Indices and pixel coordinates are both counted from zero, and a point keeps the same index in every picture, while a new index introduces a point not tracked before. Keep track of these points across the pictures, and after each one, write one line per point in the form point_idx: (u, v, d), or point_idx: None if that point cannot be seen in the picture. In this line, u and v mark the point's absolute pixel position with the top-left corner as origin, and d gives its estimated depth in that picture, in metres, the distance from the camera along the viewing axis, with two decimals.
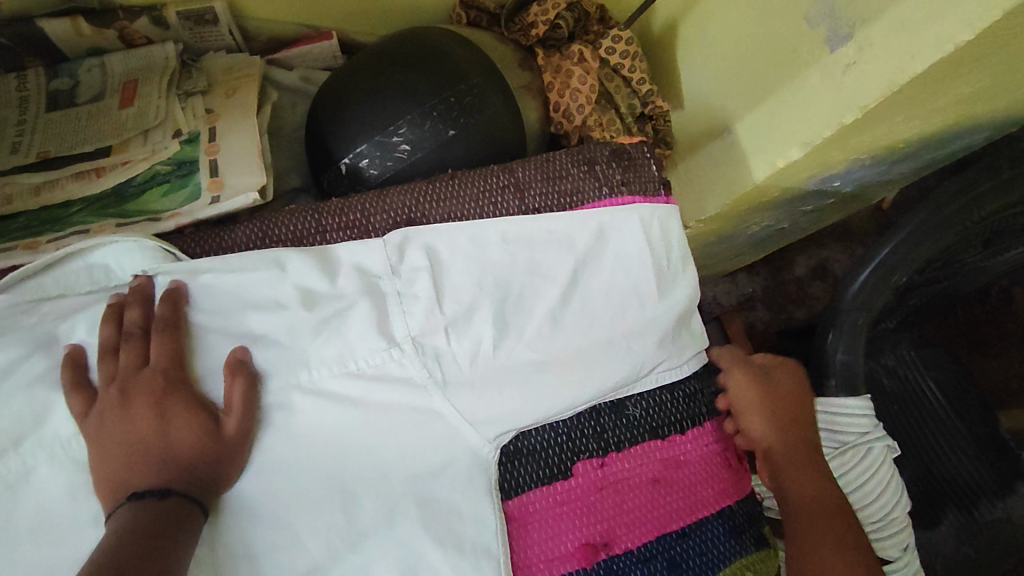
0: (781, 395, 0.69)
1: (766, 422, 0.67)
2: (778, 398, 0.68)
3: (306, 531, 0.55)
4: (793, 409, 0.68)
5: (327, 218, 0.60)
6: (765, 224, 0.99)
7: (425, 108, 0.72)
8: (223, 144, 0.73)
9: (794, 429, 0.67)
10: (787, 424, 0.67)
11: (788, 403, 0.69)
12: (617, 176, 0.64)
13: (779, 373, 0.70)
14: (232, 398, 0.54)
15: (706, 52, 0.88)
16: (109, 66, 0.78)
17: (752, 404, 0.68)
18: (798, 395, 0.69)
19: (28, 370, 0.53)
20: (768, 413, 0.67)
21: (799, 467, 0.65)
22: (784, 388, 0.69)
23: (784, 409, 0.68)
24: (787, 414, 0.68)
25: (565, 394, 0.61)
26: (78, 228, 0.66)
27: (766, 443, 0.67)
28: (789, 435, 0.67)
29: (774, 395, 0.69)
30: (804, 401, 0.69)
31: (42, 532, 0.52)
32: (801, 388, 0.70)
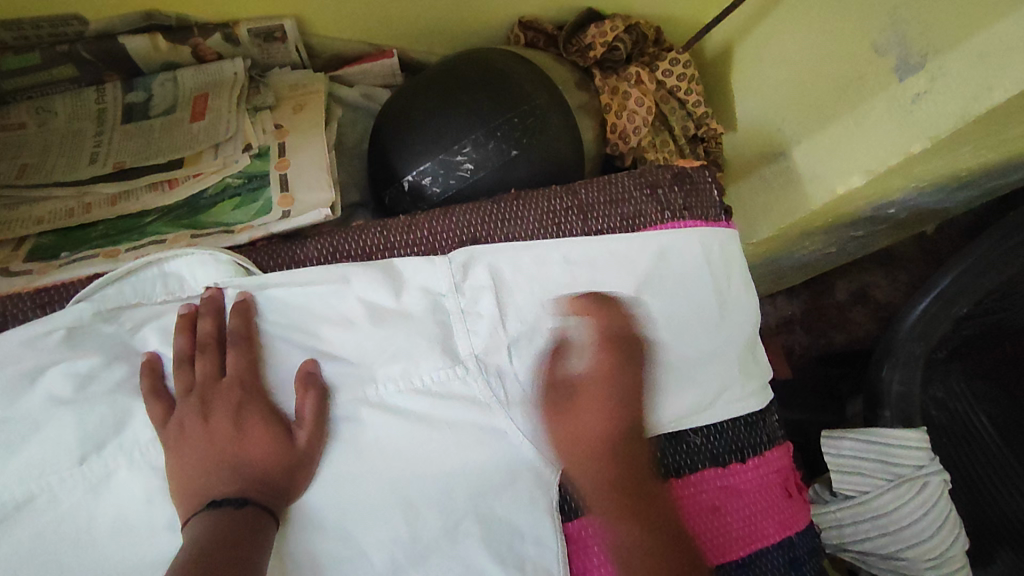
0: (606, 408, 0.56)
1: (596, 449, 0.56)
2: (581, 427, 0.57)
3: (370, 545, 0.56)
4: (631, 422, 0.58)
5: (395, 235, 0.62)
6: (814, 248, 0.98)
7: (489, 128, 0.74)
8: (292, 159, 0.75)
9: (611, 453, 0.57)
10: (607, 448, 0.56)
11: (630, 409, 0.58)
12: (680, 200, 0.65)
13: (626, 379, 0.59)
14: (306, 411, 0.55)
15: (763, 76, 0.87)
16: (180, 81, 0.82)
17: (574, 427, 0.57)
18: (635, 394, 0.58)
19: (108, 377, 0.54)
20: (584, 437, 0.57)
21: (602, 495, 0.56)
22: (623, 395, 0.58)
23: (595, 436, 0.56)
24: (620, 429, 0.57)
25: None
26: (154, 237, 0.68)
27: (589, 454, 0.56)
28: (593, 463, 0.56)
29: (616, 428, 0.57)
30: (653, 400, 0.59)
31: (120, 535, 0.54)
32: (608, 387, 0.57)
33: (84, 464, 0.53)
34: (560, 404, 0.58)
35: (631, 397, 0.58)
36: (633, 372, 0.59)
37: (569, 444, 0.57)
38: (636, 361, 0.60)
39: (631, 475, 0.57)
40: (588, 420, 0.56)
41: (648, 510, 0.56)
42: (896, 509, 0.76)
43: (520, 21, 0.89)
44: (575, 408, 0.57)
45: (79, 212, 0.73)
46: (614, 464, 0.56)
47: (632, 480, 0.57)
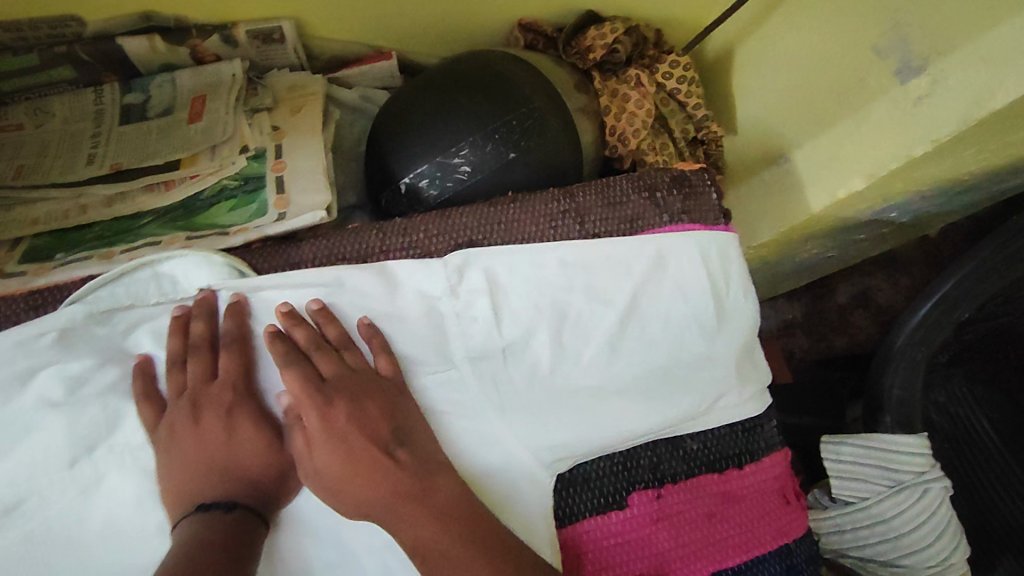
0: (344, 458, 0.52)
1: (358, 492, 0.51)
2: (354, 461, 0.52)
3: (361, 549, 0.56)
4: (367, 458, 0.52)
5: (390, 237, 0.61)
6: (815, 251, 0.97)
7: (487, 131, 0.73)
8: (289, 161, 0.75)
9: (395, 491, 0.51)
10: (357, 487, 0.51)
11: (383, 432, 0.53)
12: (678, 204, 0.65)
13: (317, 417, 0.52)
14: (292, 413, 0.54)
15: (763, 77, 0.87)
16: (178, 82, 0.82)
17: (338, 469, 0.52)
18: (357, 428, 0.52)
19: (99, 380, 0.54)
20: (345, 478, 0.51)
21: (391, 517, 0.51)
22: (333, 429, 0.52)
23: (368, 483, 0.51)
24: (383, 473, 0.52)
25: (621, 424, 0.62)
26: (149, 239, 0.68)
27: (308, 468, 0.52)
28: (382, 501, 0.51)
29: (325, 466, 0.51)
30: (381, 427, 0.53)
31: (111, 538, 0.53)
32: (348, 428, 0.52)
33: (75, 467, 0.53)
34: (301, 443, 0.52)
35: (333, 435, 0.52)
36: (374, 405, 0.54)
37: (332, 495, 0.52)
38: (357, 388, 0.54)
39: (454, 511, 0.52)
40: (326, 458, 0.52)
41: (516, 557, 0.51)
42: (897, 515, 0.75)
43: (519, 22, 0.89)
44: (314, 449, 0.52)
45: (75, 213, 0.72)
46: (381, 502, 0.51)
47: (459, 515, 0.52)
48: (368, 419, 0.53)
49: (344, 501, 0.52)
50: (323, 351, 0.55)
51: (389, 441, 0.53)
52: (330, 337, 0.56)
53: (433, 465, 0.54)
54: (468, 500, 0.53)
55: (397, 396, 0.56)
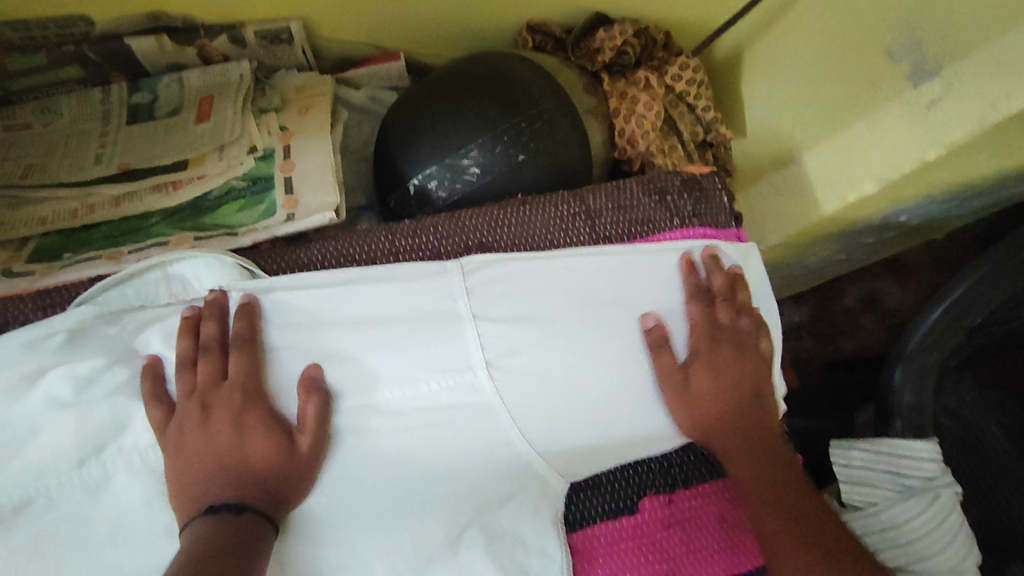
0: (717, 392, 0.60)
1: (704, 420, 0.60)
2: (702, 402, 0.60)
3: (371, 555, 0.55)
4: (738, 397, 0.61)
5: (401, 240, 0.61)
6: (823, 255, 0.96)
7: (496, 133, 0.73)
8: (298, 162, 0.75)
9: (742, 427, 0.60)
10: (729, 427, 0.60)
11: (737, 382, 0.60)
12: (688, 207, 0.65)
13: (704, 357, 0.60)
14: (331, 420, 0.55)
15: (774, 80, 0.86)
16: (186, 82, 0.81)
17: (707, 403, 0.60)
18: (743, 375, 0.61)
19: (109, 380, 0.53)
20: (702, 411, 0.60)
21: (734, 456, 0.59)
22: (719, 375, 0.60)
23: (716, 413, 0.60)
24: (746, 415, 0.60)
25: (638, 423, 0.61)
26: (157, 239, 0.68)
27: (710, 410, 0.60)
28: (719, 431, 0.60)
29: (697, 398, 0.60)
30: (756, 380, 0.61)
31: (118, 540, 0.53)
32: (739, 377, 0.61)
33: (83, 467, 0.52)
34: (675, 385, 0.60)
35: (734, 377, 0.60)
36: (735, 363, 0.61)
37: (685, 422, 0.60)
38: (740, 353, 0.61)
39: (779, 472, 0.59)
40: (706, 386, 0.60)
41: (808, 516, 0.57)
42: (908, 522, 0.73)
43: (529, 24, 0.89)
44: (693, 379, 0.60)
45: (83, 213, 0.72)
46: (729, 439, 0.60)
47: (776, 476, 0.58)
48: (752, 369, 0.61)
49: (694, 422, 0.60)
50: (723, 305, 0.62)
51: (751, 393, 0.61)
52: (717, 286, 0.63)
53: (766, 429, 0.61)
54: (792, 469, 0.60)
55: (746, 349, 0.62)
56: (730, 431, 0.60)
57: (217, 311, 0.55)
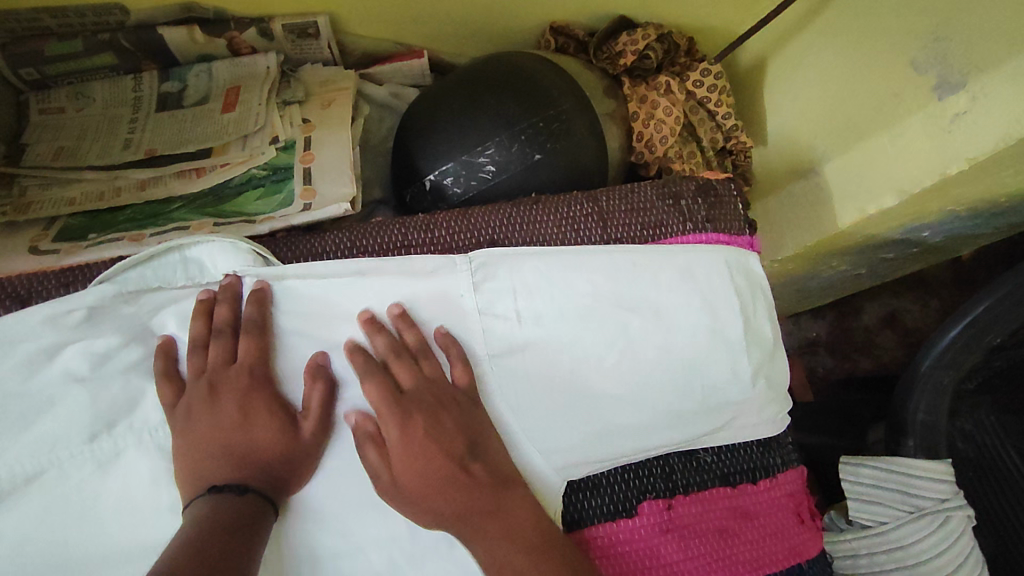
0: (412, 450, 0.54)
1: (444, 496, 0.53)
2: (426, 447, 0.54)
3: (367, 542, 0.56)
4: (434, 457, 0.54)
5: (413, 233, 0.62)
6: (841, 268, 0.95)
7: (514, 131, 0.73)
8: (317, 153, 0.76)
9: (477, 493, 0.54)
10: (433, 488, 0.53)
11: (438, 440, 0.54)
12: (702, 213, 0.65)
13: (391, 442, 0.54)
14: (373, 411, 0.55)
15: (797, 90, 0.86)
16: (215, 72, 0.84)
17: (401, 466, 0.54)
18: (431, 429, 0.54)
19: (124, 358, 0.55)
20: (434, 490, 0.53)
21: (459, 519, 0.53)
22: (416, 444, 0.54)
23: (435, 485, 0.54)
24: (441, 481, 0.54)
25: (550, 435, 0.60)
26: (179, 224, 0.69)
27: (391, 467, 0.54)
28: (439, 498, 0.53)
29: (416, 494, 0.54)
30: (458, 439, 0.55)
31: (125, 515, 0.54)
32: (417, 429, 0.54)
33: (94, 441, 0.54)
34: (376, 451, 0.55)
35: (435, 456, 0.54)
36: (448, 417, 0.55)
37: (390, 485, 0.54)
38: (410, 404, 0.55)
39: (528, 531, 0.54)
40: (412, 471, 0.54)
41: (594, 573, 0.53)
42: (917, 543, 0.73)
43: (552, 26, 0.89)
44: (382, 430, 0.55)
45: (109, 195, 0.74)
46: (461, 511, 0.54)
47: (486, 525, 0.54)
48: (450, 417, 0.55)
49: (394, 485, 0.54)
50: (400, 359, 0.56)
51: (467, 451, 0.55)
52: (410, 342, 0.58)
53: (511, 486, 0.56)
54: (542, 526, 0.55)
55: (439, 398, 0.56)
56: (441, 483, 0.54)
57: (231, 297, 0.56)
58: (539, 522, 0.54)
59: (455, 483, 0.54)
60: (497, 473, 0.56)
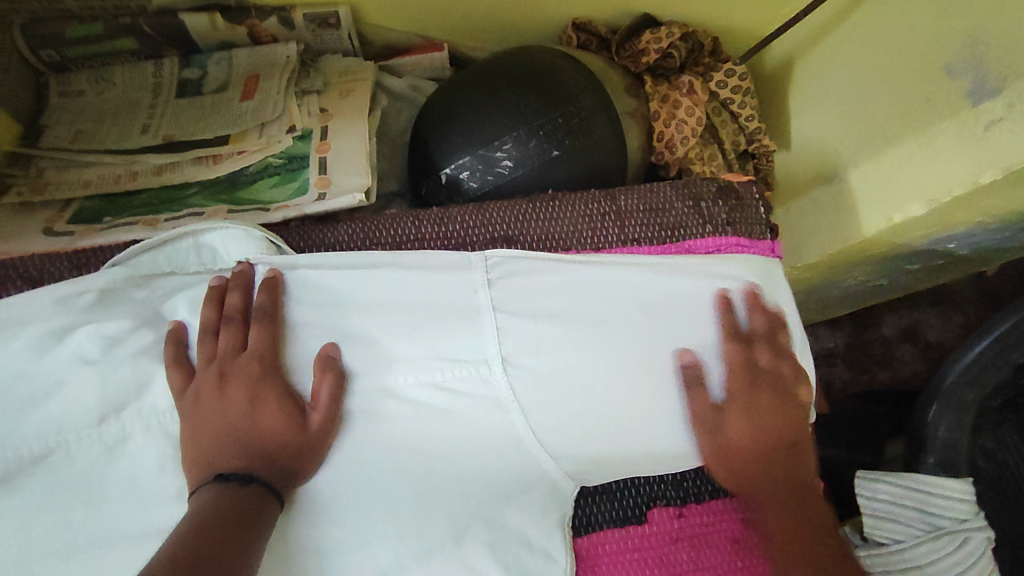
0: (743, 417, 0.58)
1: (757, 466, 0.58)
2: (769, 413, 0.58)
3: (374, 537, 0.55)
4: (774, 420, 0.58)
5: (426, 226, 0.61)
6: (863, 277, 0.92)
7: (532, 126, 0.72)
8: (333, 143, 0.75)
9: (786, 459, 0.58)
10: (759, 450, 0.58)
11: (778, 410, 0.59)
12: (723, 215, 0.63)
13: (737, 408, 0.58)
14: (733, 385, 0.59)
15: (824, 93, 0.84)
16: (235, 60, 0.84)
17: (734, 428, 0.58)
18: (777, 402, 0.59)
19: (133, 342, 0.55)
20: (729, 448, 0.58)
21: (776, 482, 0.58)
22: (785, 411, 0.59)
23: (749, 444, 0.58)
24: (777, 451, 0.58)
25: (604, 437, 0.59)
26: (194, 210, 0.69)
27: (722, 438, 0.59)
28: (759, 462, 0.58)
29: (738, 454, 0.59)
30: (786, 413, 0.59)
31: (131, 500, 0.54)
32: (763, 395, 0.59)
33: (102, 425, 0.54)
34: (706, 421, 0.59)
35: (777, 429, 0.58)
36: (764, 393, 0.59)
37: (726, 449, 0.59)
38: (762, 381, 0.59)
39: (781, 488, 0.58)
40: (740, 432, 0.58)
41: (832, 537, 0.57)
42: (932, 562, 0.70)
43: (574, 22, 0.88)
44: (727, 412, 0.59)
45: (125, 179, 0.74)
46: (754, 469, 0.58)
47: (783, 488, 0.58)
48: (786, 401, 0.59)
49: (733, 442, 0.59)
50: (754, 345, 0.60)
51: (793, 441, 0.59)
52: (756, 324, 0.61)
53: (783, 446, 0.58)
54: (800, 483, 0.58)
55: (784, 369, 0.60)
56: (779, 453, 0.58)
57: (246, 287, 0.56)
58: (801, 482, 0.58)
59: (785, 447, 0.58)
60: (797, 444, 0.59)
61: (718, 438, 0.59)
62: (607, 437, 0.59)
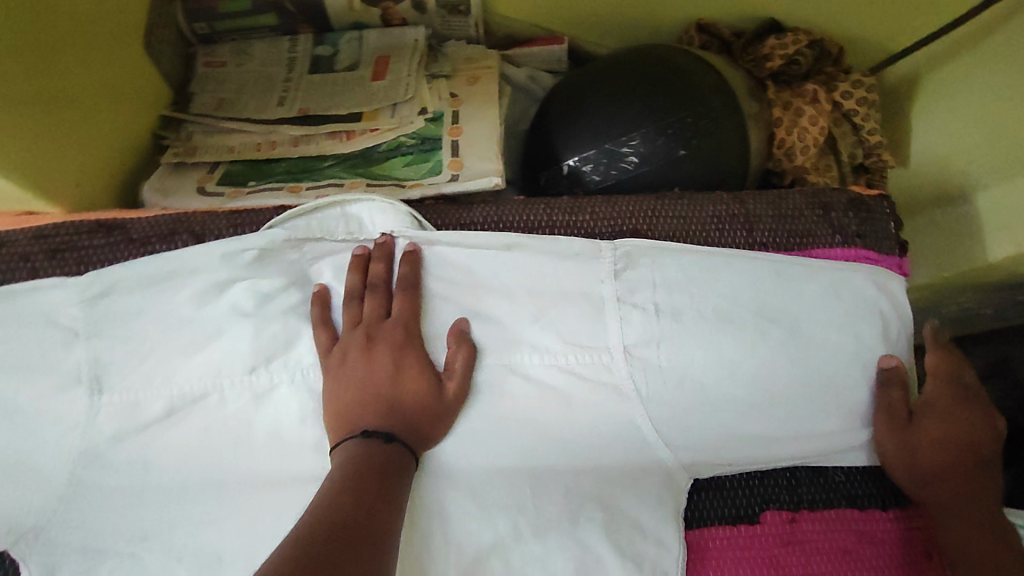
0: (940, 414, 0.60)
1: (944, 459, 0.59)
2: (959, 415, 0.60)
3: (494, 506, 0.58)
4: (965, 424, 0.60)
5: (557, 214, 0.62)
6: (966, 305, 0.89)
7: (661, 124, 0.73)
8: (465, 128, 0.79)
9: (974, 462, 0.59)
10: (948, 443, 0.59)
11: (969, 417, 0.60)
12: (853, 227, 0.62)
13: (941, 402, 0.61)
14: (935, 389, 0.61)
15: (953, 108, 0.80)
16: (365, 40, 0.87)
17: (923, 416, 0.60)
18: (972, 413, 0.61)
19: (284, 300, 0.58)
20: (917, 434, 0.60)
21: (957, 477, 0.59)
22: (977, 419, 0.60)
23: (941, 436, 0.60)
24: (964, 463, 0.59)
25: (724, 435, 0.60)
26: (334, 181, 0.75)
27: (916, 420, 0.60)
28: (948, 455, 0.59)
29: (931, 442, 0.59)
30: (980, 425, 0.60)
31: (274, 445, 0.58)
32: (957, 401, 0.61)
33: (253, 373, 0.58)
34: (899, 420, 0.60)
35: (977, 433, 0.60)
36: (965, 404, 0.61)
37: (910, 435, 0.60)
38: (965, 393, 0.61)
39: (964, 489, 0.58)
40: (942, 429, 0.60)
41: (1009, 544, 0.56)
42: None
43: (698, 22, 0.87)
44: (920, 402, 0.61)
45: (265, 148, 0.79)
46: (942, 474, 0.59)
47: (965, 490, 0.58)
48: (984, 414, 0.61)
49: (924, 431, 0.60)
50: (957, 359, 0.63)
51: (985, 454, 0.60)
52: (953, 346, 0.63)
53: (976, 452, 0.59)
54: (981, 490, 0.59)
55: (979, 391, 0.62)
56: (965, 453, 0.59)
57: (385, 257, 0.58)
58: (986, 491, 0.59)
59: (978, 450, 0.60)
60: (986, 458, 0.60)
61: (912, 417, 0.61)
62: (730, 431, 0.60)
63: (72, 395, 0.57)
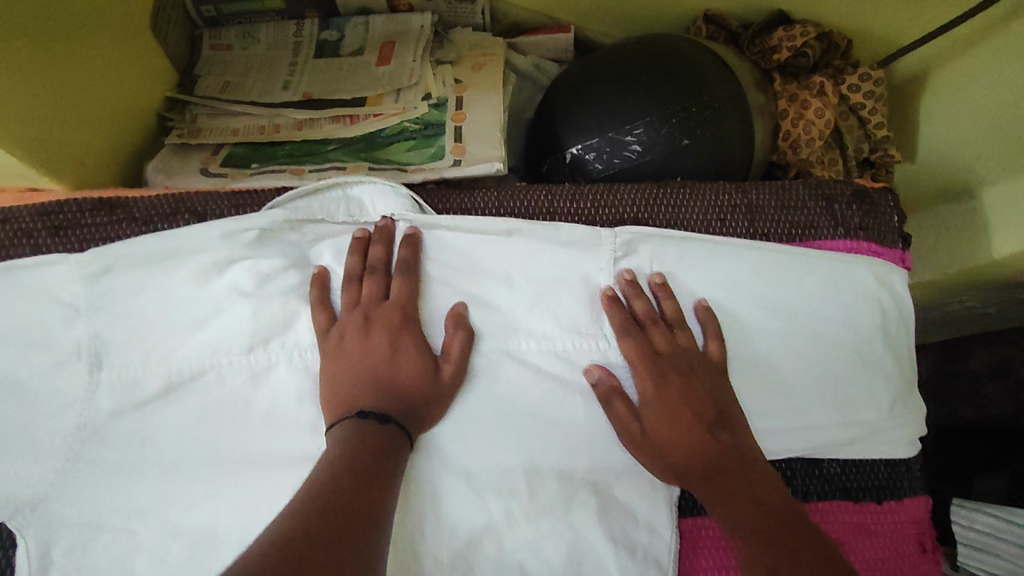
0: (666, 419, 0.55)
1: (687, 456, 0.54)
2: (667, 402, 0.55)
3: (487, 490, 0.58)
4: (676, 412, 0.55)
5: (559, 201, 0.62)
6: (969, 304, 0.88)
7: (665, 113, 0.73)
8: (469, 114, 0.78)
9: (713, 445, 0.54)
10: (684, 445, 0.54)
11: (682, 404, 0.55)
12: (856, 219, 0.62)
13: (649, 399, 0.56)
14: (639, 379, 0.57)
15: (959, 105, 0.79)
16: (371, 26, 0.87)
17: (652, 424, 0.56)
18: (681, 393, 0.55)
19: (284, 281, 0.58)
20: (670, 452, 0.55)
21: (714, 476, 0.53)
22: (694, 393, 0.56)
23: (685, 442, 0.54)
24: (704, 439, 0.54)
25: None
26: (336, 165, 0.75)
27: (636, 436, 0.56)
28: (692, 455, 0.54)
29: (664, 448, 0.55)
30: (694, 401, 0.55)
31: (270, 425, 0.58)
32: (663, 388, 0.56)
33: (251, 353, 0.58)
34: (638, 437, 0.56)
35: (682, 399, 0.55)
36: (669, 381, 0.56)
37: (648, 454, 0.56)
38: (667, 368, 0.56)
39: (733, 474, 0.52)
40: (660, 425, 0.55)
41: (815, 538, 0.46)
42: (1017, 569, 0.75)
43: (706, 14, 0.87)
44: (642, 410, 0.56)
45: (269, 130, 0.79)
46: (694, 468, 0.53)
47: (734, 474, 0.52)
48: (695, 378, 0.56)
49: (665, 445, 0.55)
50: (656, 326, 0.58)
51: (714, 420, 0.55)
52: (664, 312, 0.59)
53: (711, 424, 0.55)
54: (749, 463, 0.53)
55: (682, 352, 0.57)
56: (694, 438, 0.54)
57: (384, 240, 0.58)
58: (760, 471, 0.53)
59: (697, 417, 0.55)
60: (726, 423, 0.55)
61: (643, 439, 0.56)
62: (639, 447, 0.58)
63: (70, 370, 0.57)
